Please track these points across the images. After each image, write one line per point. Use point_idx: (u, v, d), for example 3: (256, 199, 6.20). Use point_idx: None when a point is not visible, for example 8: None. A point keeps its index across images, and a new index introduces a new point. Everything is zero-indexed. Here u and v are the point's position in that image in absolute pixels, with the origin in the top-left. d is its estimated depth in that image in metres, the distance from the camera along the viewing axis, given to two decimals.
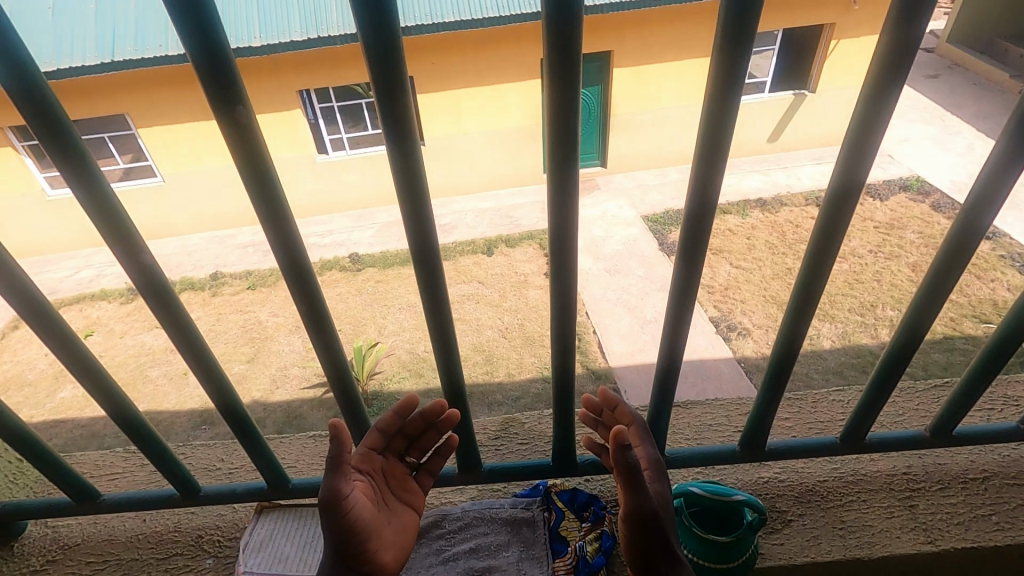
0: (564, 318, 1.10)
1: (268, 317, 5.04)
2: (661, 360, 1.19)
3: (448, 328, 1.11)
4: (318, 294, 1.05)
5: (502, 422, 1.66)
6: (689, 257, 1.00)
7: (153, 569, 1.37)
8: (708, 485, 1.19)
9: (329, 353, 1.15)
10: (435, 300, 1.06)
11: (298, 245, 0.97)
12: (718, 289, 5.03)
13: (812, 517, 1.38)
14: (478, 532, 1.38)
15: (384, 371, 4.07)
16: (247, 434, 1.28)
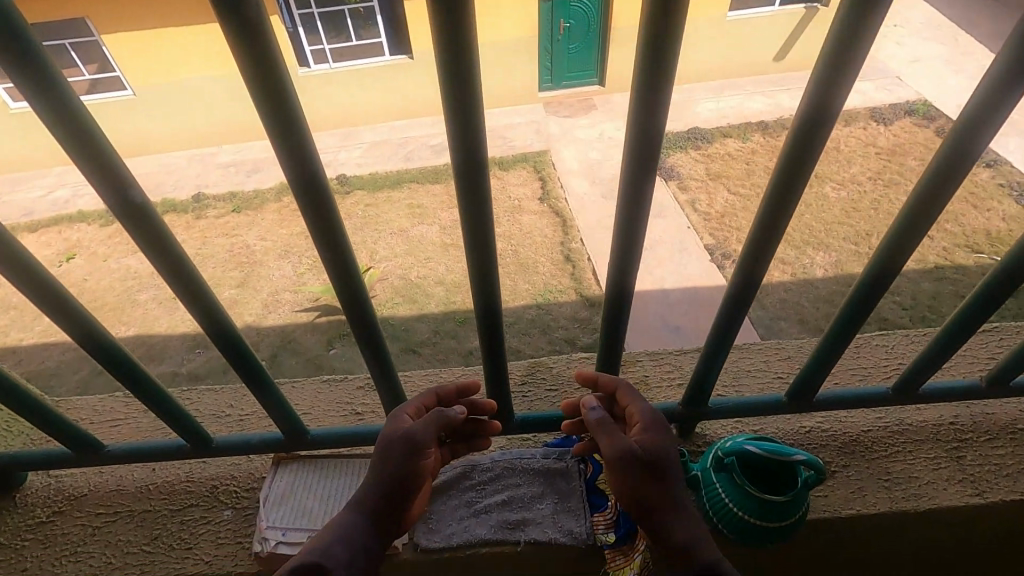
0: (626, 263, 0.97)
1: (256, 242, 4.82)
2: (733, 284, 1.05)
3: (491, 270, 0.97)
4: (343, 235, 0.90)
5: (528, 366, 1.57)
6: (783, 192, 0.86)
7: (169, 521, 1.31)
8: (766, 444, 1.09)
9: (352, 300, 1.01)
10: (480, 242, 0.91)
11: (320, 174, 0.80)
12: (716, 217, 4.84)
13: (856, 469, 1.33)
14: (509, 484, 1.32)
15: (379, 296, 3.92)
16: (247, 365, 1.12)
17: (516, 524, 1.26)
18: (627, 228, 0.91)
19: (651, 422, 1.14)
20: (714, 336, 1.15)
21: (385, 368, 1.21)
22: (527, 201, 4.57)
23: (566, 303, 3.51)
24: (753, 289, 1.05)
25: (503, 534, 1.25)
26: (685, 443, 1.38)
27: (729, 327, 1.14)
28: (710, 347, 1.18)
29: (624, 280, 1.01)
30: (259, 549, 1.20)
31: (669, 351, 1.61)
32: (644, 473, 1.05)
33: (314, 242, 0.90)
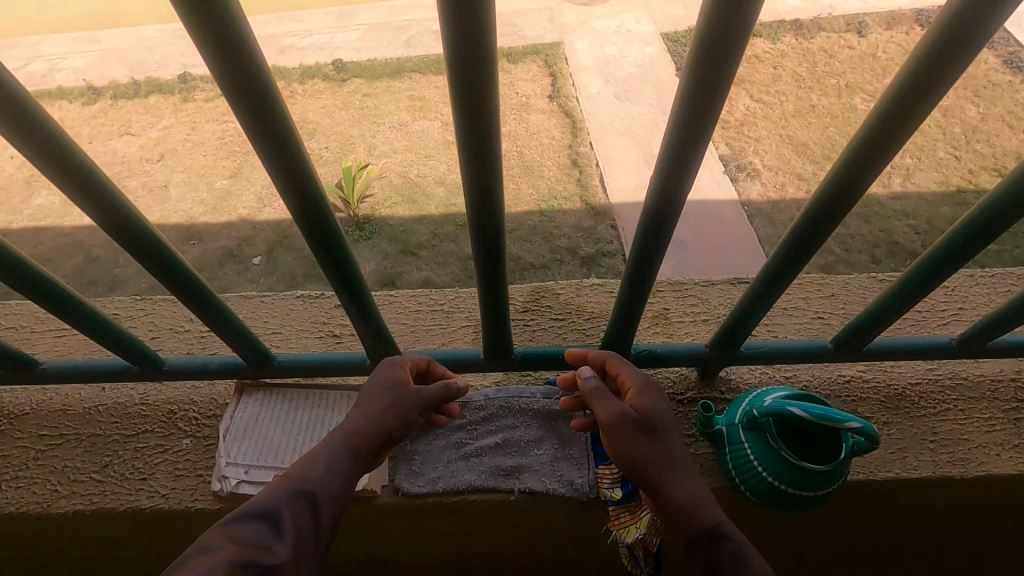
0: (678, 186, 0.79)
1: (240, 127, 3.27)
2: (805, 211, 0.85)
3: (494, 192, 0.76)
4: (303, 152, 0.71)
5: (532, 292, 1.36)
6: (919, 95, 0.65)
7: (121, 448, 1.16)
8: (813, 406, 0.91)
9: (314, 226, 0.81)
10: (479, 161, 0.72)
11: (262, 72, 0.61)
12: (743, 123, 2.56)
13: (899, 427, 1.17)
14: (504, 425, 1.17)
15: (375, 197, 2.97)
16: (173, 276, 0.89)
17: (511, 471, 1.12)
18: (682, 147, 0.73)
19: (648, 387, 1.02)
20: (767, 273, 0.97)
21: (364, 311, 1.00)
22: (537, 96, 2.71)
23: (571, 210, 2.27)
24: (828, 230, 0.86)
25: (496, 482, 1.11)
26: (705, 389, 1.21)
27: (789, 266, 0.94)
28: (756, 290, 1.00)
29: (670, 207, 0.83)
30: (219, 488, 1.06)
31: (694, 281, 1.40)
32: (644, 436, 0.96)
33: (264, 162, 0.71)
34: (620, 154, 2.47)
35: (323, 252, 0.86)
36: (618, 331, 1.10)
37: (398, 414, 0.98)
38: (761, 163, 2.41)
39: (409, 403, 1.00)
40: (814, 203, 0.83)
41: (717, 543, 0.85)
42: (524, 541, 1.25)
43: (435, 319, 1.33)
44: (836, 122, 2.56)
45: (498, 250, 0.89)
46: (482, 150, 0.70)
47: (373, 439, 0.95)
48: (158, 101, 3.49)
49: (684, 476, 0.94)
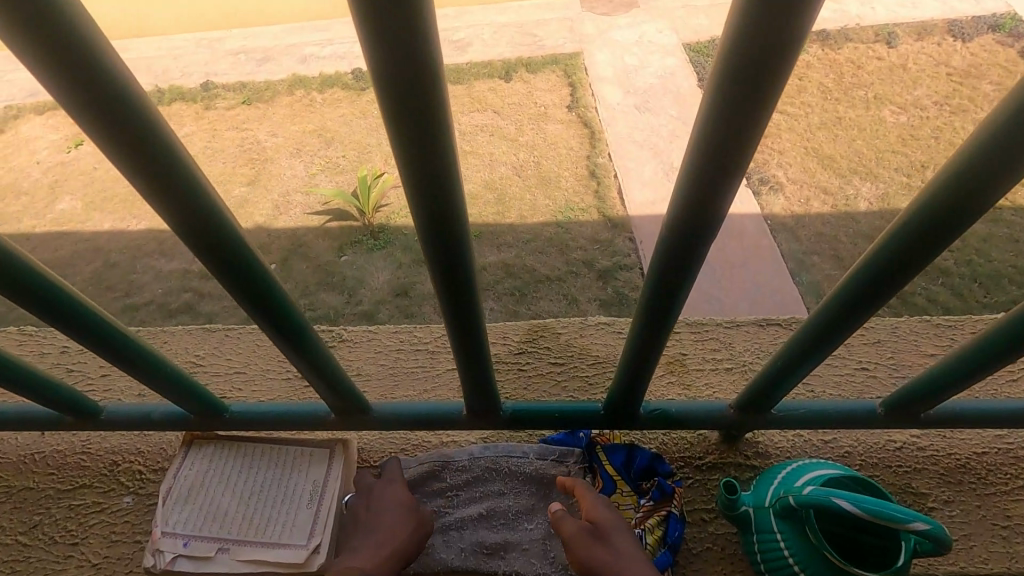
0: (707, 220, 0.60)
1: (264, 136, 2.43)
2: (876, 250, 0.66)
3: (456, 228, 0.62)
4: (201, 180, 0.56)
5: (528, 330, 1.20)
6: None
7: (53, 506, 1.02)
8: (864, 499, 0.73)
9: (233, 265, 0.66)
10: (430, 188, 0.56)
11: (136, 98, 0.46)
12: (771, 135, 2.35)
13: (963, 507, 0.98)
14: (490, 492, 1.00)
15: (394, 207, 2.16)
16: (60, 310, 0.72)
17: (496, 550, 0.95)
18: (697, 174, 0.55)
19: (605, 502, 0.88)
20: (829, 309, 0.76)
21: (313, 353, 0.85)
22: (555, 107, 2.55)
23: (588, 221, 2.09)
24: (918, 267, 0.65)
25: (478, 563, 0.94)
26: (727, 453, 1.03)
27: (856, 311, 0.74)
28: (814, 330, 0.81)
29: (695, 240, 0.64)
30: (153, 564, 0.91)
31: (715, 320, 1.21)
32: (601, 547, 0.82)
33: (147, 200, 0.55)
34: (638, 167, 2.27)
35: (241, 288, 0.70)
36: (631, 383, 0.90)
37: (413, 539, 0.89)
38: (785, 175, 2.18)
39: (420, 527, 0.91)
40: (898, 232, 0.62)
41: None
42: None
43: (417, 360, 1.18)
44: (863, 133, 2.31)
45: (468, 285, 0.72)
46: (432, 172, 0.54)
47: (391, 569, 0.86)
48: (175, 110, 2.59)
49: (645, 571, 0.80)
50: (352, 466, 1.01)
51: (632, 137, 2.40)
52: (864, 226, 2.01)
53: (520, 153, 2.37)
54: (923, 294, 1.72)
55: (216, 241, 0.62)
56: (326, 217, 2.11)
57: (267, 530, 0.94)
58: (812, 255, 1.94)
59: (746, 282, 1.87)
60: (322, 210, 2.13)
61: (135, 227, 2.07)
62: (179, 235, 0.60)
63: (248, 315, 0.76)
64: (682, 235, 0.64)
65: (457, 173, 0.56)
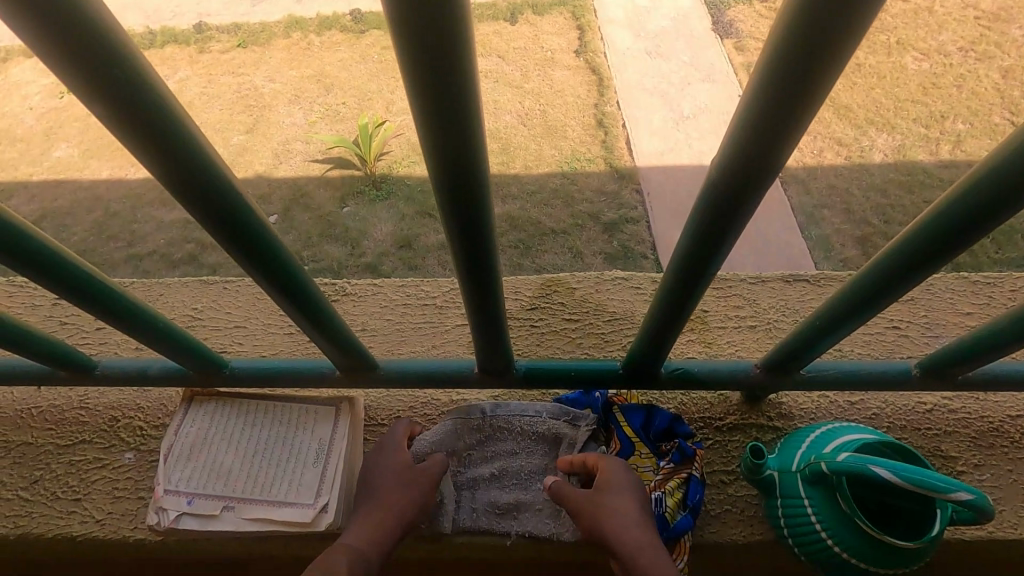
0: (761, 171, 0.53)
1: (263, 81, 2.31)
2: (937, 211, 0.59)
3: (477, 189, 0.56)
4: (189, 120, 0.48)
5: (540, 285, 1.14)
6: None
7: (54, 461, 0.99)
8: (902, 466, 0.69)
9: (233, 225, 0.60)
10: (448, 136, 0.48)
11: (122, 50, 0.41)
12: None
13: (993, 471, 0.94)
14: (504, 451, 0.96)
15: (393, 155, 2.05)
16: (43, 267, 0.67)
17: (509, 510, 0.93)
18: (756, 119, 0.47)
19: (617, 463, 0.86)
20: (878, 271, 0.69)
21: (319, 312, 0.79)
22: (564, 51, 2.38)
23: (595, 172, 2.00)
24: (977, 236, 0.58)
25: (490, 524, 0.92)
26: (750, 414, 0.99)
27: (908, 276, 0.67)
28: (856, 294, 0.74)
29: (745, 193, 0.57)
30: (157, 521, 0.90)
31: (737, 276, 1.14)
32: (600, 508, 0.81)
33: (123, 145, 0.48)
34: (648, 116, 2.15)
35: (238, 245, 0.64)
36: (653, 343, 0.85)
37: (413, 499, 0.85)
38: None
39: (419, 484, 0.86)
40: (962, 192, 0.55)
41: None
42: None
43: (424, 316, 1.12)
44: (883, 82, 2.14)
45: (484, 244, 0.66)
46: (449, 115, 0.46)
47: (392, 532, 0.83)
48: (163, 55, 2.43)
49: (643, 534, 0.79)
50: (358, 423, 0.98)
51: (643, 83, 2.26)
52: (877, 179, 1.90)
53: (525, 100, 2.24)
54: None
55: (205, 194, 0.54)
56: (328, 165, 2.02)
57: (273, 488, 0.91)
58: (824, 209, 1.84)
59: (760, 237, 1.78)
60: (324, 158, 2.04)
61: (132, 175, 1.98)
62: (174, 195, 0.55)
63: (248, 274, 0.70)
64: (730, 191, 0.57)
65: (479, 123, 0.49)
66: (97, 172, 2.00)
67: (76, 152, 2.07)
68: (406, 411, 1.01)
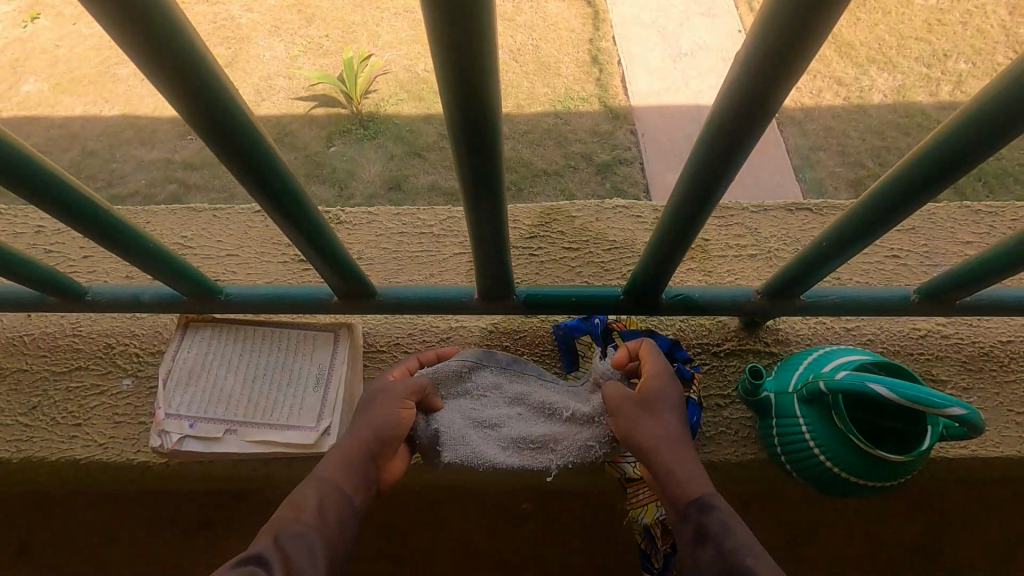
0: (775, 79, 0.51)
1: (238, 10, 2.14)
2: (963, 115, 0.56)
3: (487, 95, 0.52)
4: (178, 14, 0.46)
5: (540, 214, 1.12)
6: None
7: (50, 388, 0.99)
8: (899, 384, 0.70)
9: (221, 129, 0.57)
10: (452, 31, 0.45)
11: None
12: None
13: (981, 394, 0.96)
14: (530, 388, 0.94)
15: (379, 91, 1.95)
16: (23, 176, 0.64)
17: (544, 443, 0.90)
18: (787, 19, 0.45)
19: (669, 375, 0.85)
20: (891, 186, 0.67)
21: (317, 230, 0.77)
22: None
23: (589, 111, 1.93)
24: (989, 152, 0.58)
25: (524, 460, 0.89)
26: (747, 340, 1.00)
27: (922, 191, 0.65)
28: (866, 212, 0.72)
29: (757, 109, 0.55)
30: (161, 443, 0.90)
31: (738, 206, 1.12)
32: (641, 415, 0.81)
33: (100, 23, 0.45)
34: (646, 51, 2.05)
35: (235, 160, 0.62)
36: (658, 267, 0.84)
37: (375, 419, 0.82)
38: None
39: (382, 405, 0.83)
40: (978, 105, 0.55)
41: (703, 513, 0.73)
42: (523, 504, 1.11)
43: (421, 245, 1.10)
44: (888, 18, 2.05)
45: (491, 162, 0.62)
46: (459, 5, 0.43)
47: (360, 454, 0.79)
48: None
49: (681, 451, 0.79)
50: (357, 349, 0.97)
51: (642, 16, 2.13)
52: (874, 119, 1.85)
53: (517, 34, 2.10)
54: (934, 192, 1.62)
55: (190, 88, 0.51)
56: (312, 103, 1.93)
57: (274, 412, 0.91)
58: (819, 152, 1.81)
59: (756, 178, 1.76)
60: (308, 96, 1.94)
61: (103, 111, 1.88)
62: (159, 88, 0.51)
63: (244, 188, 0.67)
64: (749, 101, 0.54)
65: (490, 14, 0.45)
66: (65, 109, 1.89)
67: (39, 86, 1.94)
68: (405, 338, 1.01)
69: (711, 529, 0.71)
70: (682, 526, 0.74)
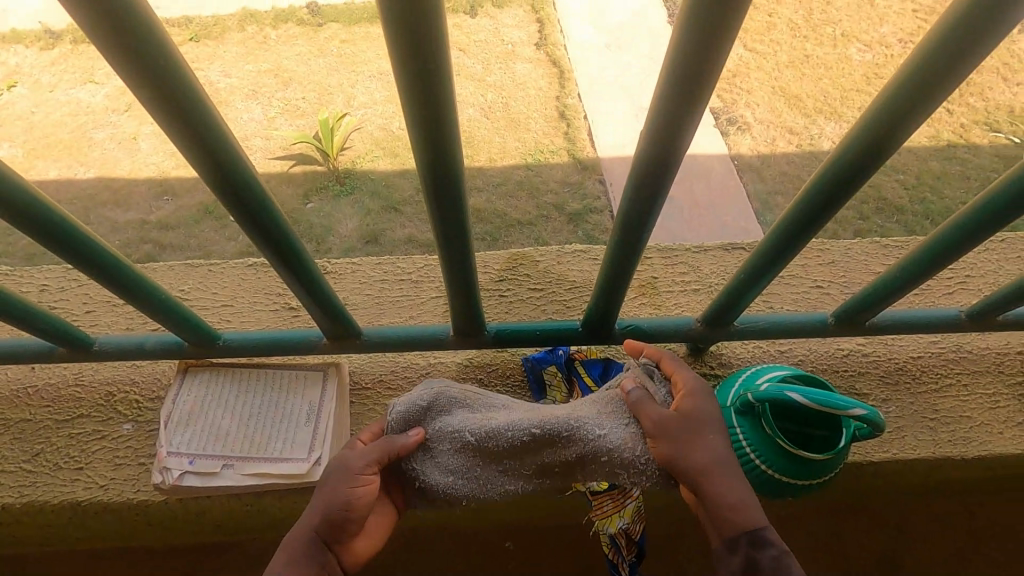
0: (672, 143, 0.67)
1: (217, 76, 2.30)
2: (818, 179, 0.76)
3: (452, 156, 0.66)
4: (201, 97, 0.59)
5: (507, 259, 1.25)
6: (977, 29, 0.53)
7: (53, 435, 1.05)
8: (813, 392, 0.83)
9: (233, 188, 0.70)
10: (425, 109, 0.59)
11: (148, 24, 0.51)
12: (742, 68, 2.31)
13: (898, 405, 1.10)
14: (543, 412, 0.93)
15: (357, 150, 2.10)
16: (47, 231, 0.74)
17: (572, 470, 0.93)
18: (672, 100, 0.61)
19: (703, 389, 0.91)
20: (784, 227, 0.85)
21: (312, 282, 0.89)
22: (524, 44, 2.43)
23: (558, 163, 2.11)
24: (861, 180, 0.74)
25: (552, 485, 0.95)
26: (694, 364, 1.13)
27: (804, 230, 0.84)
28: (771, 250, 0.89)
29: (670, 157, 0.69)
30: (161, 480, 0.98)
31: (683, 247, 1.27)
32: (686, 438, 0.86)
33: (147, 109, 0.58)
34: (603, 109, 2.26)
35: (237, 205, 0.73)
36: (608, 303, 0.96)
37: (323, 504, 0.84)
38: (752, 116, 2.18)
39: (338, 484, 0.84)
40: (836, 160, 0.72)
41: (757, 548, 0.80)
42: (506, 544, 1.22)
43: (402, 290, 1.22)
44: (830, 72, 2.30)
45: (460, 212, 0.76)
46: (427, 91, 0.57)
47: (311, 545, 0.82)
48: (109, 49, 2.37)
49: (731, 475, 0.84)
50: (345, 386, 1.07)
51: (599, 76, 2.35)
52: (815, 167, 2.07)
53: (487, 94, 2.30)
54: (878, 231, 1.83)
55: (212, 156, 0.64)
56: (289, 161, 2.07)
57: (269, 446, 1.00)
58: (776, 196, 2.00)
59: (708, 220, 1.93)
60: (285, 155, 2.09)
61: (85, 175, 1.99)
62: (187, 157, 0.65)
63: (251, 240, 0.80)
64: (659, 159, 0.70)
65: (451, 98, 0.59)
66: (52, 174, 2.00)
67: (22, 152, 2.04)
68: (389, 375, 1.11)
69: (763, 565, 0.79)
70: (732, 558, 0.81)
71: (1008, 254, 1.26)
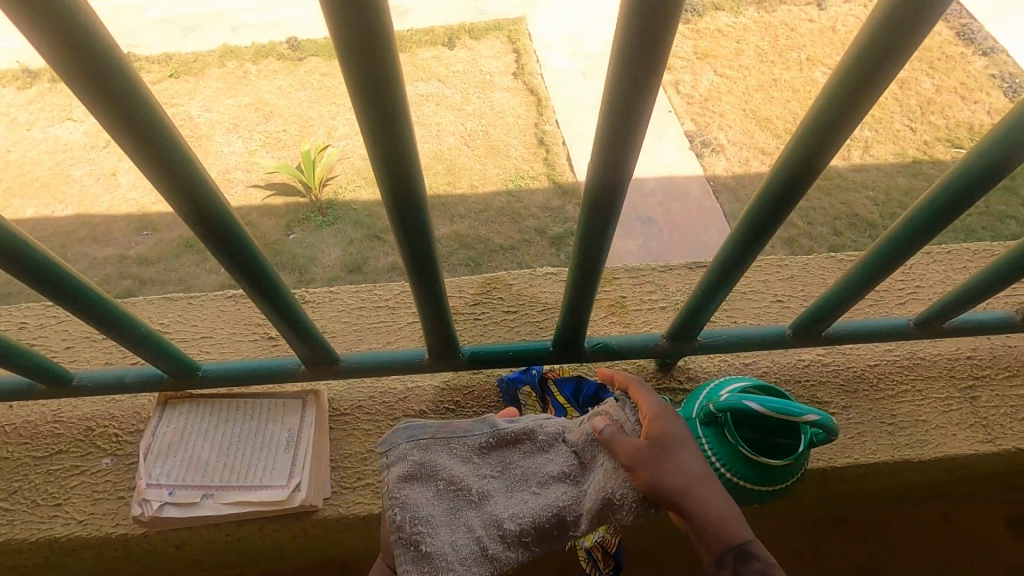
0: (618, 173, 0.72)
1: (198, 111, 2.34)
2: (759, 200, 0.83)
3: (413, 187, 0.71)
4: (177, 140, 0.63)
5: (481, 283, 1.29)
6: (881, 57, 0.59)
7: (31, 472, 1.05)
8: (770, 399, 0.87)
9: (208, 221, 0.73)
10: (387, 145, 0.64)
11: (128, 74, 0.55)
12: (711, 93, 2.41)
13: (858, 411, 1.15)
14: (532, 464, 0.92)
15: (339, 179, 2.14)
16: (28, 267, 0.77)
17: (564, 525, 0.87)
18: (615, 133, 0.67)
19: (670, 411, 0.89)
20: (733, 246, 0.91)
21: (289, 311, 0.92)
22: (500, 74, 2.52)
23: (538, 188, 2.17)
24: (796, 201, 0.81)
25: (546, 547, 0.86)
26: (663, 379, 1.17)
27: (749, 248, 0.90)
28: (723, 267, 0.95)
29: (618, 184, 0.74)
30: (141, 512, 0.99)
31: (651, 267, 1.33)
32: (665, 462, 0.82)
33: (126, 150, 0.62)
34: (577, 136, 2.34)
35: (213, 237, 0.76)
36: (575, 321, 1.01)
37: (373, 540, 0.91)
38: (725, 138, 2.28)
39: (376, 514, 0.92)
40: (772, 183, 0.79)
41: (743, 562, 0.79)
42: None
43: (380, 317, 1.25)
44: (798, 96, 2.42)
45: (425, 239, 0.80)
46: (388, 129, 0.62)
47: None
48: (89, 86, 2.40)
49: (711, 489, 0.82)
50: (324, 412, 1.09)
51: (573, 104, 2.43)
52: None
53: (467, 122, 2.38)
54: (853, 246, 1.91)
55: (188, 193, 0.68)
56: (270, 192, 2.11)
57: (249, 474, 1.01)
58: None
59: (685, 239, 2.00)
60: (266, 186, 2.13)
61: (63, 212, 2.00)
62: (164, 193, 0.68)
63: (228, 272, 0.83)
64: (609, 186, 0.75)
65: (411, 134, 0.64)
66: (30, 211, 2.01)
67: None
68: (367, 401, 1.13)
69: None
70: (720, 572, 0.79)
71: (957, 264, 1.34)
